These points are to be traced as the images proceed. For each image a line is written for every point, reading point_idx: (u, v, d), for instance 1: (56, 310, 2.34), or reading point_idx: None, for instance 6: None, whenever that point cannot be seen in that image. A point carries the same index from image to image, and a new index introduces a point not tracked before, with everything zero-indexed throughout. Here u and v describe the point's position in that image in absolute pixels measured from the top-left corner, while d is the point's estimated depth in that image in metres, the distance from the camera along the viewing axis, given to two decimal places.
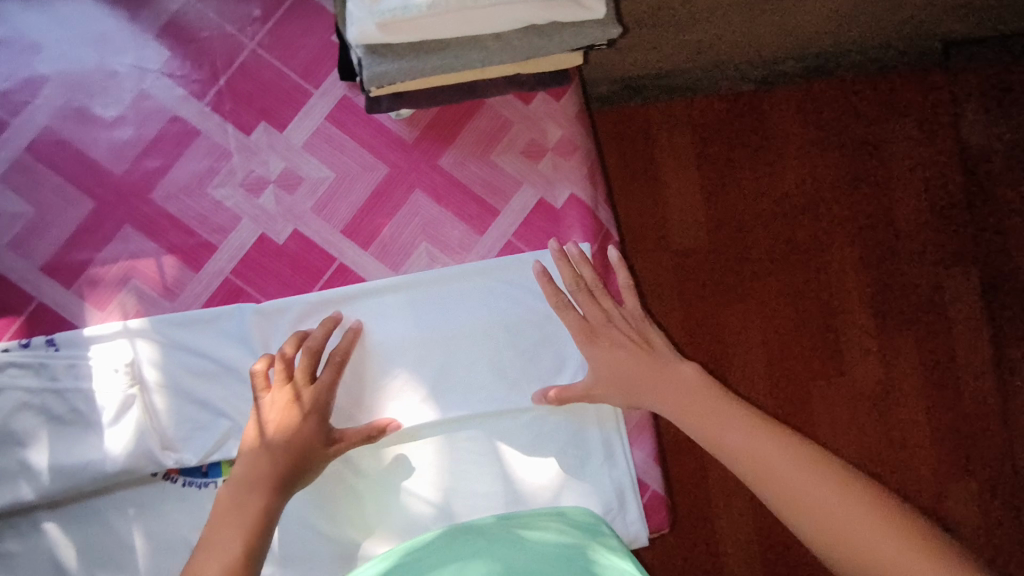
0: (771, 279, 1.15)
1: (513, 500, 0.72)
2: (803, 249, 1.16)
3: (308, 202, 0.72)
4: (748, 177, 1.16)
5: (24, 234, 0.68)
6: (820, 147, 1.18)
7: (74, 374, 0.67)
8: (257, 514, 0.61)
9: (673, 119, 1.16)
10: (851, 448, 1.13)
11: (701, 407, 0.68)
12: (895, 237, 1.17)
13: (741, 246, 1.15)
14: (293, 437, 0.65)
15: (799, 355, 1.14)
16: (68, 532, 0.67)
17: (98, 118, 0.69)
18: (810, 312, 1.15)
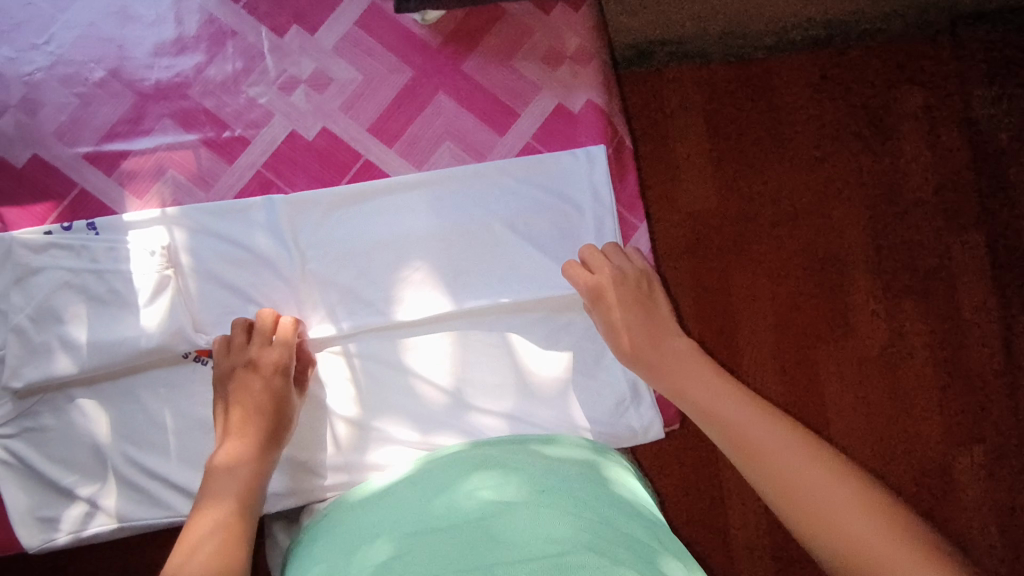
0: (780, 247, 1.05)
1: (528, 391, 0.73)
2: (817, 217, 1.06)
3: (336, 101, 0.75)
4: (758, 136, 1.06)
5: (68, 124, 0.72)
6: (836, 116, 1.07)
7: (113, 256, 0.70)
8: (252, 472, 0.64)
9: (690, 76, 1.05)
10: (862, 447, 1.04)
11: (683, 372, 0.69)
12: (913, 207, 1.07)
13: (750, 210, 1.05)
14: (262, 400, 0.67)
15: (811, 346, 1.05)
16: (103, 407, 0.70)
17: (141, 17, 0.73)
18: (822, 285, 1.05)
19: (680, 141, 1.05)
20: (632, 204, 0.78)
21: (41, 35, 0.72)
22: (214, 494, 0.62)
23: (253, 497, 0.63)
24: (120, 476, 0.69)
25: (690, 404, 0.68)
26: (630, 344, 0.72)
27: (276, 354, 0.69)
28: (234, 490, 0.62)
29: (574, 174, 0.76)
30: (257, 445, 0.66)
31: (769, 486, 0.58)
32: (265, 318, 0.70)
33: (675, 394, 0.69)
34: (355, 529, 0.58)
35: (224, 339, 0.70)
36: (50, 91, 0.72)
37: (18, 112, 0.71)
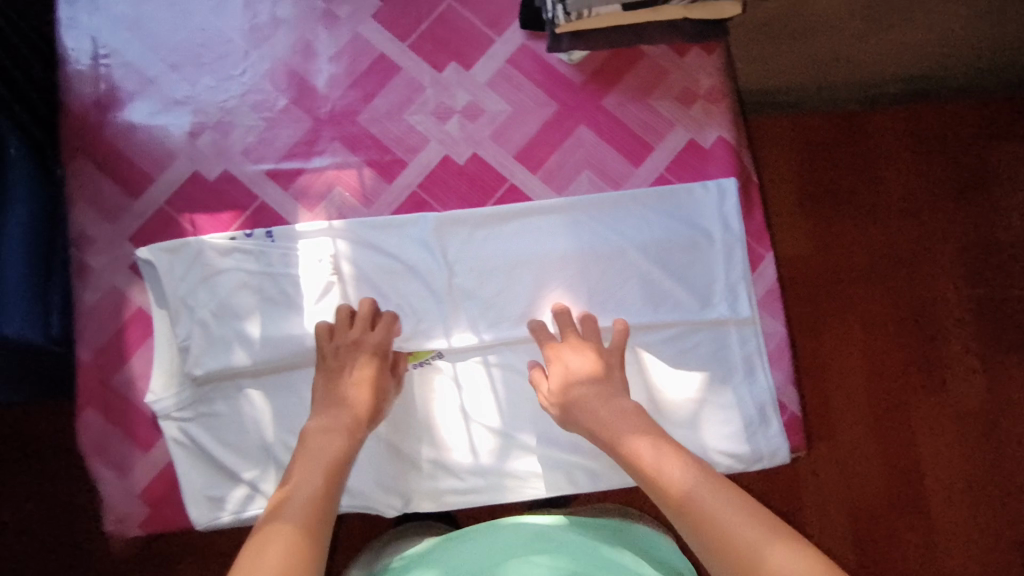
0: (875, 291, 1.05)
1: (658, 410, 0.77)
2: (911, 263, 1.06)
3: (487, 130, 0.82)
4: (855, 180, 1.07)
5: (254, 144, 0.80)
6: (930, 171, 1.08)
7: (286, 262, 0.78)
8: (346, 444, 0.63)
9: (793, 119, 1.08)
10: (959, 508, 1.01)
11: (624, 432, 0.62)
12: (1010, 261, 1.06)
13: (844, 252, 1.05)
14: (368, 371, 0.70)
15: (906, 401, 1.03)
16: (267, 399, 0.77)
17: (321, 53, 0.82)
18: (916, 332, 1.04)
19: (777, 180, 1.07)
20: (760, 234, 0.81)
21: (236, 66, 0.81)
22: (305, 466, 0.60)
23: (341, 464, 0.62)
24: (279, 463, 0.75)
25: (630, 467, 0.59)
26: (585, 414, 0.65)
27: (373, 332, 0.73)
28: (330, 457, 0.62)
29: (704, 203, 0.80)
30: (350, 420, 0.66)
31: (713, 554, 0.49)
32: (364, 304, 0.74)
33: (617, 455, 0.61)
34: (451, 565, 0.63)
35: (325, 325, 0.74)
36: (241, 115, 0.81)
37: (212, 133, 0.80)
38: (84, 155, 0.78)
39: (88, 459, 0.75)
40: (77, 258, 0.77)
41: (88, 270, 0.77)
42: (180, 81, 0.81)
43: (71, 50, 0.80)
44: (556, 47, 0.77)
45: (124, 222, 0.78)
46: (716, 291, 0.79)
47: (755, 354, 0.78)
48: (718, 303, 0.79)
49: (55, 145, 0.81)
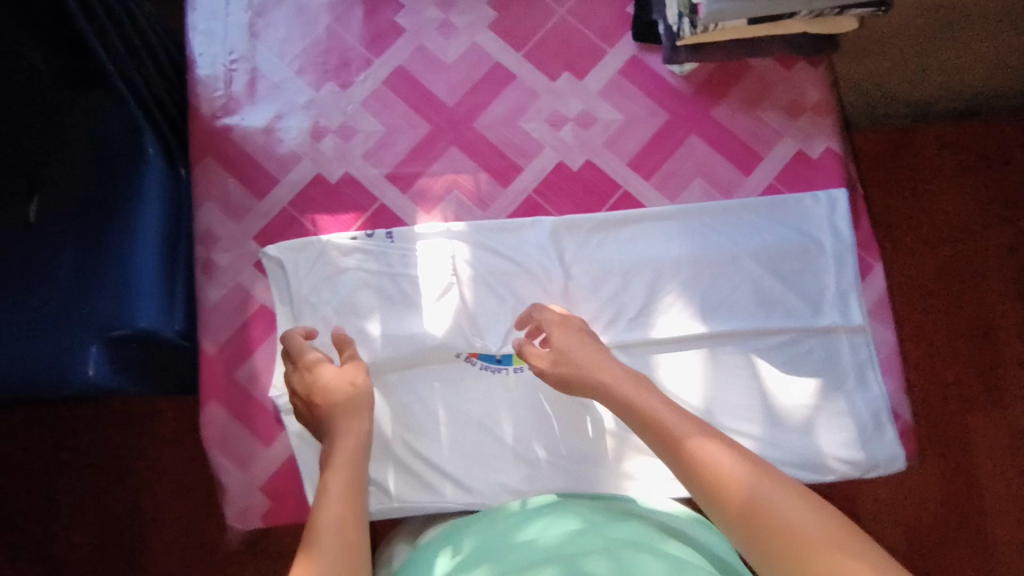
0: (962, 301, 1.03)
1: (770, 414, 0.79)
2: (998, 276, 1.04)
3: (600, 138, 0.84)
4: (945, 189, 1.06)
5: (375, 147, 0.82)
6: (975, 189, 1.06)
7: (405, 263, 0.79)
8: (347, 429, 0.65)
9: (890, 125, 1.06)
10: None
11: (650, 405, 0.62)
12: None
13: (930, 257, 1.04)
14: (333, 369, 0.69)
15: (988, 415, 1.01)
16: (385, 397, 0.77)
17: (439, 61, 0.85)
18: (1004, 346, 1.02)
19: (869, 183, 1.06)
20: (869, 244, 0.83)
21: (358, 73, 0.84)
22: (329, 464, 0.61)
23: (358, 459, 0.62)
24: (400, 459, 0.77)
25: (654, 438, 0.60)
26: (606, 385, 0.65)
27: (297, 342, 0.71)
28: (346, 456, 0.62)
29: (814, 213, 0.82)
30: (352, 425, 0.65)
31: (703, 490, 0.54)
32: (293, 333, 0.72)
33: (641, 426, 0.62)
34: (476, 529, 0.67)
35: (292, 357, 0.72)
36: (362, 120, 0.83)
37: (335, 136, 0.82)
38: (211, 155, 0.81)
39: (210, 452, 0.76)
40: (203, 255, 0.79)
41: (215, 267, 0.80)
42: (304, 87, 0.83)
43: (200, 55, 0.83)
44: (672, 58, 0.80)
45: (249, 220, 0.80)
46: (827, 299, 0.80)
47: (867, 362, 0.79)
48: (828, 310, 0.80)
49: (186, 149, 0.84)
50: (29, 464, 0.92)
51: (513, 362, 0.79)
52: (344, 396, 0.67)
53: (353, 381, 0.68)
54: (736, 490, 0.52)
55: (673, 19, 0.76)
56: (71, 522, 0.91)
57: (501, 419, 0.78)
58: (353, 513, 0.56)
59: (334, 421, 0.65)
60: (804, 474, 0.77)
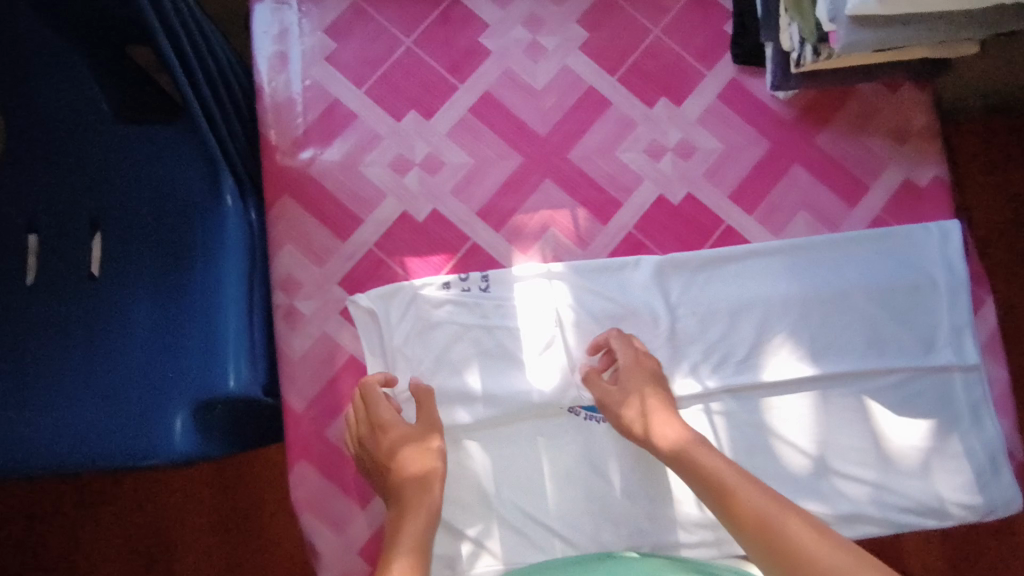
0: None
1: (883, 458, 0.76)
2: None
3: (701, 169, 0.79)
4: None
5: (464, 182, 0.77)
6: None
7: (502, 313, 0.74)
8: (416, 501, 0.64)
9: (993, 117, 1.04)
10: None
11: (770, 509, 0.58)
12: None
13: None
14: (408, 435, 0.68)
15: None
16: (487, 452, 0.73)
17: (529, 86, 0.79)
18: None
19: (972, 176, 1.03)
20: (977, 277, 0.81)
21: (443, 100, 0.78)
22: (398, 538, 0.61)
23: (423, 539, 0.62)
24: (507, 520, 0.72)
25: (771, 552, 0.55)
26: (721, 481, 0.62)
27: (377, 399, 0.69)
28: (411, 535, 0.61)
29: (925, 246, 0.79)
30: (424, 500, 0.64)
31: None
32: (370, 379, 0.70)
33: (755, 534, 0.57)
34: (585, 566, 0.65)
35: (358, 404, 0.70)
36: (449, 152, 0.77)
37: (420, 170, 0.76)
38: (289, 194, 0.74)
39: (300, 515, 0.71)
40: (285, 303, 0.73)
41: (299, 315, 0.73)
42: (385, 116, 0.77)
43: (269, 82, 0.76)
44: (782, 85, 0.75)
45: (333, 264, 0.74)
46: (939, 337, 0.78)
47: (982, 402, 0.77)
48: (941, 349, 0.77)
49: (260, 193, 0.78)
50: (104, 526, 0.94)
51: None
52: (418, 467, 0.66)
53: (429, 451, 0.67)
54: None
55: (792, 45, 0.71)
56: None
57: (608, 474, 0.73)
58: None
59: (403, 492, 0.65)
60: (924, 520, 0.75)
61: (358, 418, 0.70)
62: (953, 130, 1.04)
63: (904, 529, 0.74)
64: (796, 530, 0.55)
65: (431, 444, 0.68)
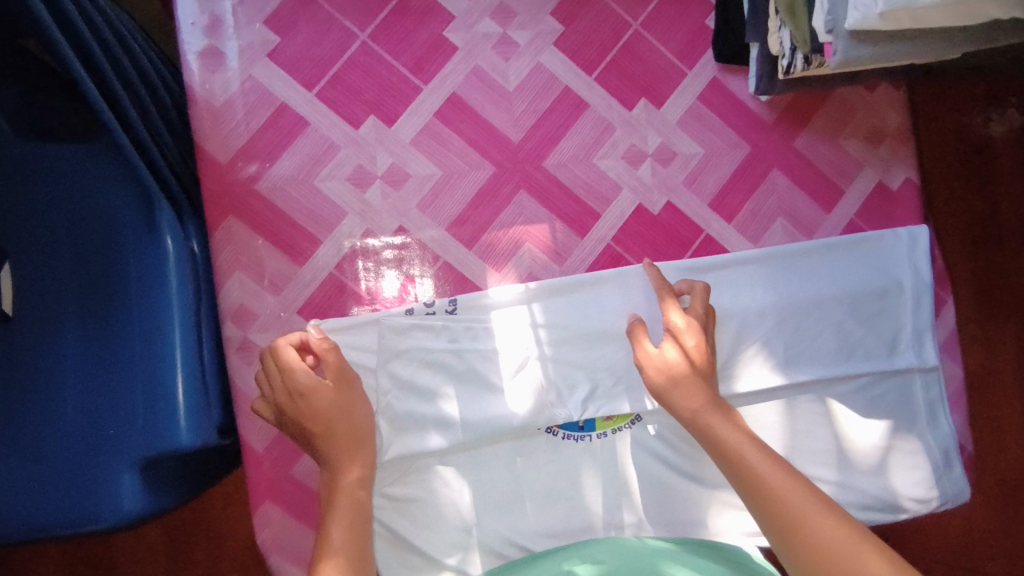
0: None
1: (848, 460, 0.78)
2: None
3: (680, 176, 0.76)
4: (1009, 148, 1.02)
5: (432, 195, 0.70)
6: (1009, 136, 1.02)
7: (472, 335, 0.70)
8: (348, 461, 0.62)
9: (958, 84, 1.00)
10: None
11: (791, 495, 0.56)
12: None
13: (994, 221, 1.02)
14: (329, 393, 0.63)
15: None
16: (464, 478, 0.71)
17: (499, 87, 0.72)
18: None
19: (938, 151, 1.01)
20: (940, 280, 0.82)
21: (406, 104, 0.70)
22: (330, 508, 0.59)
23: (360, 500, 0.60)
24: (486, 544, 0.71)
25: (789, 537, 0.55)
26: (743, 458, 0.60)
27: (292, 359, 0.62)
28: (347, 509, 0.59)
29: (895, 251, 0.79)
30: (357, 459, 0.62)
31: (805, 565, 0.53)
32: (282, 339, 0.62)
33: (777, 520, 0.56)
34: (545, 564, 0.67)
35: (268, 363, 0.62)
36: (414, 162, 0.70)
37: (383, 184, 0.69)
38: (234, 215, 0.67)
39: (269, 557, 0.68)
40: (239, 335, 0.67)
41: (255, 348, 0.67)
42: (341, 122, 0.69)
43: (203, 84, 0.67)
44: (767, 90, 0.73)
45: (291, 292, 0.68)
46: (902, 341, 0.80)
47: (937, 400, 0.80)
48: (904, 352, 0.80)
49: (201, 212, 0.70)
50: None
51: (596, 428, 0.73)
52: (346, 423, 0.63)
53: (352, 405, 0.64)
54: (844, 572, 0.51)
55: (782, 51, 0.67)
56: None
57: (586, 493, 0.73)
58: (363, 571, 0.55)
59: (333, 452, 0.62)
60: (880, 515, 0.78)
61: (271, 380, 0.62)
62: (922, 101, 1.00)
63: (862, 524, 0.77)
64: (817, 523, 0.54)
65: (353, 397, 0.64)
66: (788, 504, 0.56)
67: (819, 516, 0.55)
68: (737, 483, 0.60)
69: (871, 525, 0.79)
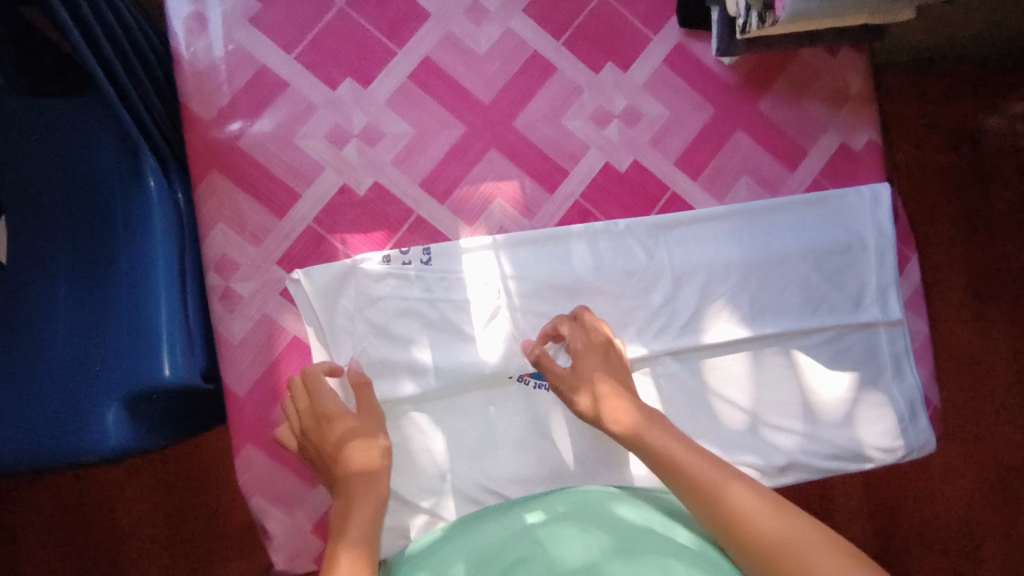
0: (983, 229, 1.10)
1: (814, 411, 0.80)
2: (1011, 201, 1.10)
3: (646, 135, 0.79)
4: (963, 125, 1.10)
5: (405, 153, 0.74)
6: (972, 122, 1.10)
7: (445, 286, 0.73)
8: (366, 485, 0.61)
9: (908, 68, 1.09)
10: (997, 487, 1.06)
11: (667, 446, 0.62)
12: None
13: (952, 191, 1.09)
14: (352, 422, 0.66)
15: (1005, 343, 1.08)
16: (438, 425, 0.73)
17: (471, 51, 0.76)
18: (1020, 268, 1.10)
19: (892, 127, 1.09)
20: (904, 237, 0.85)
21: (381, 67, 0.74)
22: (343, 529, 0.58)
23: (373, 523, 0.59)
24: (460, 491, 0.73)
25: (674, 479, 0.60)
26: (621, 422, 0.65)
27: (322, 388, 0.67)
28: (362, 523, 0.58)
29: (857, 209, 0.82)
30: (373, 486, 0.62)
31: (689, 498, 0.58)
32: (313, 368, 0.67)
33: (704, 505, 0.56)
34: (500, 527, 0.65)
35: (298, 391, 0.67)
36: (389, 121, 0.74)
37: (359, 142, 0.73)
38: (217, 169, 0.70)
39: (250, 497, 0.71)
40: (221, 285, 0.70)
41: (237, 296, 0.71)
42: (319, 84, 0.73)
43: (188, 47, 0.71)
44: (728, 51, 0.76)
45: (271, 243, 0.71)
46: (867, 295, 0.82)
47: (903, 354, 0.82)
48: (870, 307, 0.82)
49: (187, 171, 0.75)
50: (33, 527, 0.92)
51: None
52: (363, 450, 0.64)
53: (373, 436, 0.65)
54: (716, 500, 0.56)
55: (738, 12, 0.70)
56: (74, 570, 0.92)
57: (555, 439, 0.75)
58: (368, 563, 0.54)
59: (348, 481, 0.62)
60: (846, 465, 0.80)
61: (299, 410, 0.67)
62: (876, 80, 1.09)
63: (829, 474, 0.79)
64: (742, 499, 0.55)
65: (375, 429, 0.66)
66: (715, 488, 0.57)
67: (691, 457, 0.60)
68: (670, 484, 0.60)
69: (838, 475, 0.80)
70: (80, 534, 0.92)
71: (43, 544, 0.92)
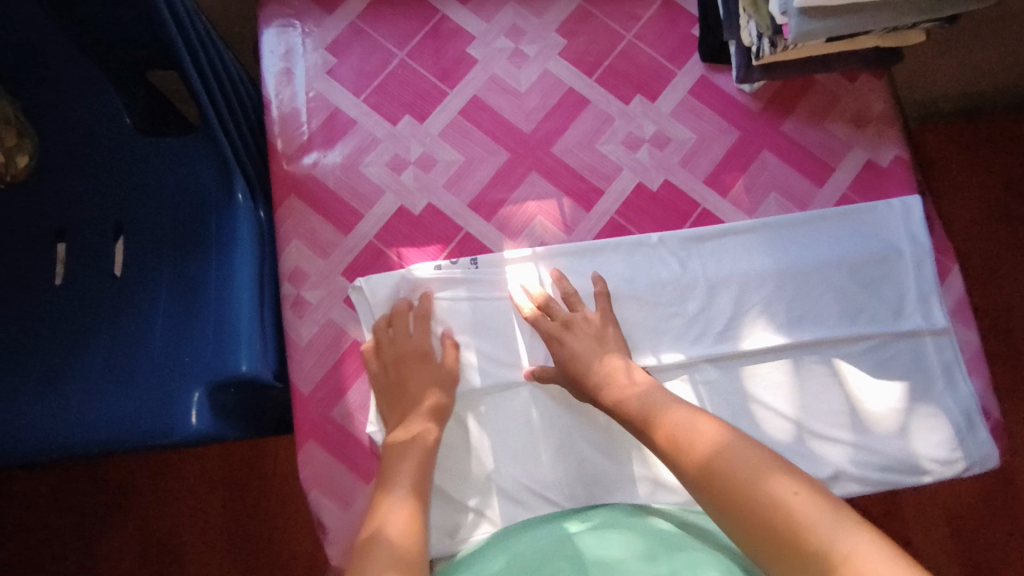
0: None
1: (861, 421, 0.79)
2: None
3: (675, 157, 0.86)
4: (995, 166, 1.20)
5: (456, 177, 0.83)
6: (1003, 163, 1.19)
7: (490, 292, 0.79)
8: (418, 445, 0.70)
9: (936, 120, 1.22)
10: None
11: (655, 405, 0.67)
12: None
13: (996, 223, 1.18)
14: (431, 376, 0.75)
15: None
16: (486, 432, 0.76)
17: (513, 89, 0.86)
18: None
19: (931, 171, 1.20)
20: (941, 248, 0.86)
21: (435, 105, 0.85)
22: (393, 483, 0.66)
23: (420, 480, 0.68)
24: (504, 490, 0.75)
25: (659, 433, 0.65)
26: (620, 393, 0.70)
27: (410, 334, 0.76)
28: (409, 477, 0.67)
29: (890, 220, 0.84)
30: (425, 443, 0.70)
31: (672, 450, 0.63)
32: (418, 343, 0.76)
33: (694, 463, 0.60)
34: (530, 537, 0.68)
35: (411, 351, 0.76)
36: (441, 150, 0.84)
37: (415, 168, 0.83)
38: (295, 194, 0.81)
39: (309, 491, 0.75)
40: (293, 293, 0.79)
41: (306, 304, 0.79)
42: (382, 120, 0.84)
43: (277, 96, 0.84)
44: (746, 77, 0.83)
45: (337, 257, 0.80)
46: (908, 304, 0.82)
47: (955, 364, 0.81)
48: (913, 316, 0.81)
49: (269, 200, 0.86)
50: (117, 511, 1.08)
51: None
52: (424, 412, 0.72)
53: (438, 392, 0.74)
54: (700, 445, 0.61)
55: (751, 40, 0.78)
56: (146, 551, 1.06)
57: (597, 445, 0.76)
58: (414, 522, 0.63)
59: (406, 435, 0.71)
60: (901, 478, 0.78)
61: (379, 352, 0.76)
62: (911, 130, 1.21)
63: (882, 486, 0.77)
64: (733, 454, 0.59)
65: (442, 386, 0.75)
66: (713, 444, 0.61)
67: (684, 414, 0.65)
68: (659, 437, 0.65)
69: (893, 489, 0.78)
70: (154, 519, 1.07)
71: (128, 537, 1.07)
